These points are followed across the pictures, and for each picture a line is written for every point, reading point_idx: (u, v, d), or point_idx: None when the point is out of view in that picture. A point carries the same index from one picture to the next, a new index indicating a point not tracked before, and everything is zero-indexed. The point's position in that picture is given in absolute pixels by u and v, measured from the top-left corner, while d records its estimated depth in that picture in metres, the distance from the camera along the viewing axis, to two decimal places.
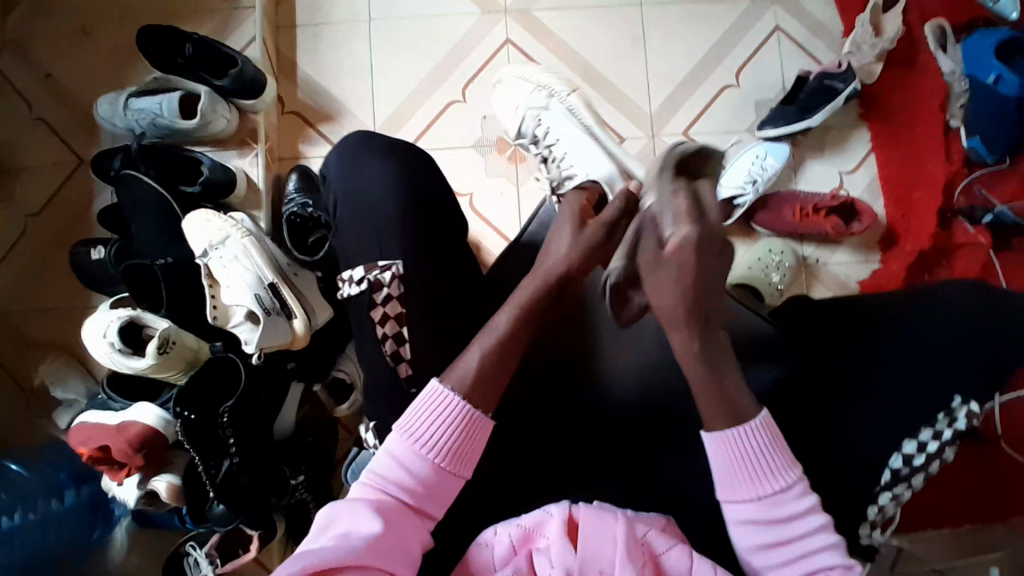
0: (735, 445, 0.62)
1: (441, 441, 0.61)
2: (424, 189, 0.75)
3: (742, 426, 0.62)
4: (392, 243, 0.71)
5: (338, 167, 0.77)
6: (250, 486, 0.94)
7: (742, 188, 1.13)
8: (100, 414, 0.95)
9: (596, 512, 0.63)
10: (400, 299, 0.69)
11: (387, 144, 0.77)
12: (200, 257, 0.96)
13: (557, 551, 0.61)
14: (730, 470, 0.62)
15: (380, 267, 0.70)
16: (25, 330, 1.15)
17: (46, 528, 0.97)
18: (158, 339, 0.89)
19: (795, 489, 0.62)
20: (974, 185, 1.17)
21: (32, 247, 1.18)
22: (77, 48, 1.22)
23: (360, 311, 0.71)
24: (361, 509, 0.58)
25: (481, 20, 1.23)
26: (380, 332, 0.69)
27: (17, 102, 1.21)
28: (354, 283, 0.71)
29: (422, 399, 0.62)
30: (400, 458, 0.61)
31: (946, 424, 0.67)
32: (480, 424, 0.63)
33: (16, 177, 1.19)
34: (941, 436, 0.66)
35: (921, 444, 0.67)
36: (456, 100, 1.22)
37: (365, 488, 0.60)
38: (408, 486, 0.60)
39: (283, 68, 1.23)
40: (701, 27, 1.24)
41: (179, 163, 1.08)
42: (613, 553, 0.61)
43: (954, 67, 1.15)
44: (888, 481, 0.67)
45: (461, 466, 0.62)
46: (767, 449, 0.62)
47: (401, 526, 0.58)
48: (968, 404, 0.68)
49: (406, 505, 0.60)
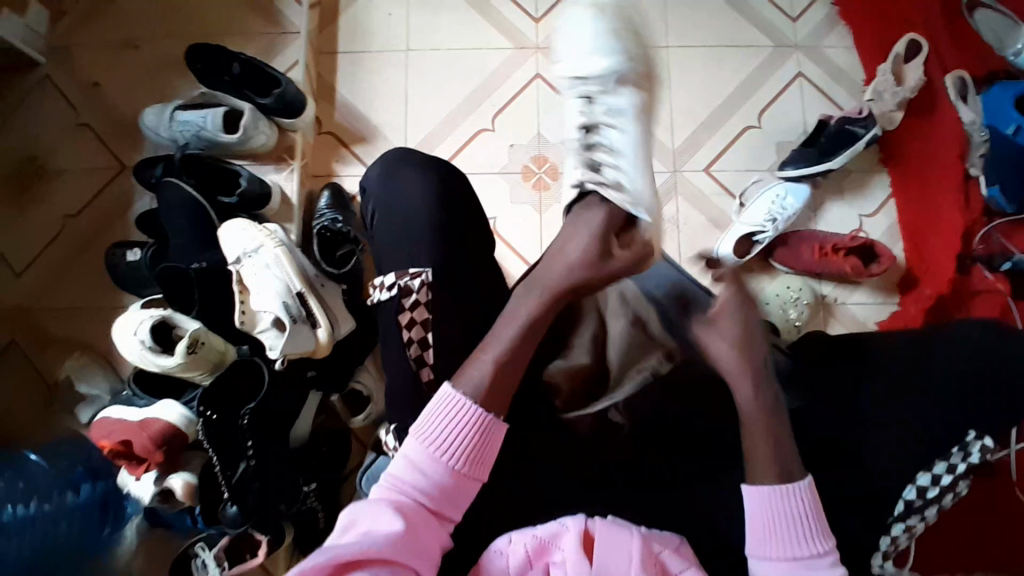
0: (778, 508, 0.65)
1: (458, 446, 0.64)
2: (457, 203, 0.78)
3: (787, 489, 0.65)
4: (422, 252, 0.73)
5: (378, 184, 0.81)
6: (263, 490, 0.95)
7: (762, 225, 1.16)
8: (123, 410, 0.97)
9: (613, 528, 0.64)
10: (428, 306, 0.70)
11: (426, 159, 0.81)
12: (234, 264, 1.00)
13: (573, 565, 0.62)
14: (766, 531, 0.65)
15: (410, 274, 0.72)
16: (56, 327, 1.19)
17: (58, 521, 0.98)
18: (188, 339, 0.91)
19: (828, 556, 0.64)
20: (993, 233, 1.18)
21: (69, 247, 1.22)
22: (129, 62, 1.29)
23: (387, 316, 0.72)
24: (382, 509, 0.61)
25: (513, 54, 1.29)
26: (405, 336, 0.70)
27: (66, 111, 1.27)
28: (384, 289, 0.72)
29: (437, 405, 0.65)
30: (417, 461, 0.63)
31: (959, 458, 0.68)
32: (494, 428, 0.65)
33: (61, 181, 1.25)
34: (955, 470, 0.67)
35: (935, 478, 0.67)
36: (486, 128, 1.26)
37: (385, 489, 0.63)
38: (425, 488, 0.63)
39: (323, 90, 1.29)
40: (725, 70, 1.28)
41: (218, 173, 1.13)
42: (627, 568, 0.61)
43: (974, 117, 1.19)
44: (900, 512, 0.67)
45: (477, 470, 0.64)
46: (808, 516, 0.65)
47: (420, 525, 0.61)
48: (984, 439, 0.68)
49: (425, 507, 0.62)
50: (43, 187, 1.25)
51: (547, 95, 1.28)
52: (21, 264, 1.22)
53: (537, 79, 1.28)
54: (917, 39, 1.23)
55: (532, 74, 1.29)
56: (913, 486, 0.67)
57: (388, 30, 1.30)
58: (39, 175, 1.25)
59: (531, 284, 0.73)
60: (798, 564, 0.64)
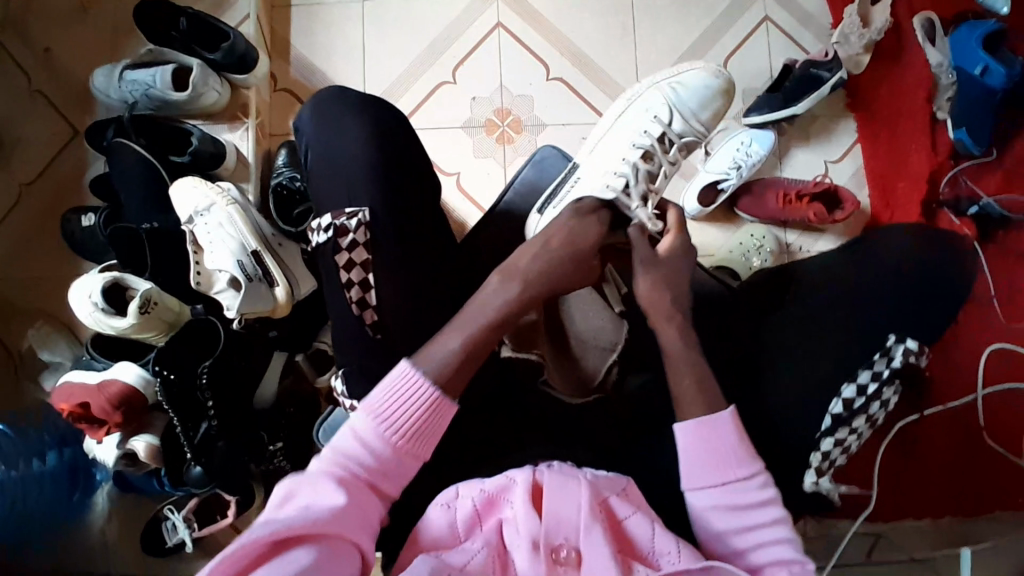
0: (707, 434, 0.66)
1: (404, 423, 0.63)
2: (400, 149, 0.76)
3: (714, 419, 0.67)
4: (361, 191, 0.73)
5: (311, 125, 0.77)
6: (228, 450, 0.96)
7: (726, 173, 1.14)
8: (82, 373, 0.96)
9: (561, 477, 0.63)
10: (367, 246, 0.71)
11: (357, 99, 0.77)
12: (185, 224, 0.97)
13: (523, 520, 0.61)
14: (697, 458, 0.66)
15: (347, 214, 0.71)
16: (15, 297, 1.17)
17: (26, 486, 0.97)
18: (139, 299, 0.90)
19: (757, 479, 0.66)
20: (960, 176, 1.17)
21: (23, 216, 1.20)
22: (74, 22, 1.24)
23: (325, 260, 0.72)
24: (323, 482, 0.59)
25: (473, 4, 1.25)
26: (345, 278, 0.70)
27: (15, 75, 1.23)
28: (322, 231, 0.72)
29: (390, 382, 0.64)
30: (363, 435, 0.62)
31: (881, 365, 0.83)
32: (445, 409, 0.64)
33: (11, 148, 1.21)
34: (877, 378, 0.83)
35: (860, 389, 0.82)
36: (447, 81, 1.23)
37: (327, 462, 0.61)
38: (368, 463, 0.62)
39: (277, 46, 1.25)
40: (691, 16, 1.25)
41: (170, 134, 1.10)
42: (577, 518, 0.61)
43: (942, 58, 1.15)
44: (831, 423, 0.82)
45: (421, 448, 0.63)
46: (733, 443, 0.66)
47: (362, 498, 0.60)
48: (902, 343, 0.85)
49: (366, 482, 0.61)
50: None
51: (509, 45, 1.24)
52: None
53: (498, 29, 1.24)
54: None
55: (494, 23, 1.24)
56: (841, 398, 0.82)
57: None
58: None
59: (506, 274, 0.71)
60: (731, 490, 0.65)
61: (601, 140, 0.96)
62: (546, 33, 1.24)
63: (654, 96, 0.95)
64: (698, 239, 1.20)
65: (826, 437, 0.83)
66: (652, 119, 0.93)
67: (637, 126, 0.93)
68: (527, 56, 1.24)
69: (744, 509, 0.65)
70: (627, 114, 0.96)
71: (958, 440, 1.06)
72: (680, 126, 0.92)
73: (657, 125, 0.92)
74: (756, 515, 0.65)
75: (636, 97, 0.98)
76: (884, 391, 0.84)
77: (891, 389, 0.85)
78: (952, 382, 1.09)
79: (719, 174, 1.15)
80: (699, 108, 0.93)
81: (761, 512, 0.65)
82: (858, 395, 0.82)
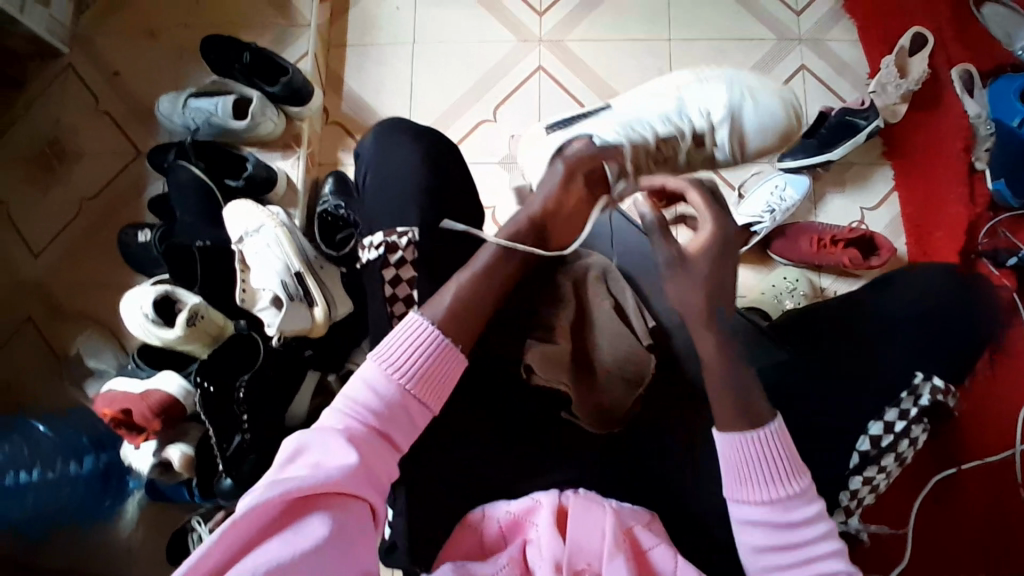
0: (746, 448, 0.64)
1: (410, 366, 0.62)
2: (449, 180, 0.81)
3: (754, 433, 0.64)
4: (411, 212, 0.77)
5: (373, 149, 0.85)
6: (257, 462, 0.98)
7: (760, 216, 1.16)
8: (127, 381, 1.00)
9: (586, 503, 0.64)
10: (413, 265, 0.74)
11: (413, 131, 0.85)
12: (237, 243, 1.03)
13: (545, 540, 0.62)
14: (736, 471, 0.64)
15: (398, 232, 0.75)
16: (66, 305, 1.23)
17: (60, 485, 1.03)
18: (187, 312, 0.94)
19: (804, 493, 0.63)
20: (998, 227, 1.17)
21: (83, 228, 1.27)
22: (145, 52, 1.34)
23: (373, 273, 0.76)
24: (332, 438, 0.57)
25: (517, 46, 1.31)
26: (390, 293, 0.73)
27: (86, 98, 1.33)
28: (373, 248, 0.76)
29: (398, 331, 0.64)
30: (374, 384, 0.61)
31: (910, 402, 0.77)
32: (454, 354, 0.65)
33: (77, 164, 1.30)
34: (906, 415, 0.76)
35: (889, 426, 0.76)
36: (488, 118, 1.28)
37: (337, 416, 0.59)
38: (375, 410, 0.60)
39: (331, 81, 1.32)
40: (727, 62, 1.28)
41: (227, 158, 1.16)
42: (601, 545, 0.61)
43: (980, 110, 1.18)
44: (857, 464, 0.75)
45: (428, 394, 0.62)
46: (782, 454, 0.63)
47: (373, 454, 0.58)
48: (931, 380, 0.79)
49: (373, 430, 0.59)
50: (60, 171, 1.30)
51: (549, 86, 1.29)
52: (38, 244, 1.27)
53: (539, 71, 1.30)
54: (923, 32, 1.22)
55: (535, 66, 1.30)
56: (864, 435, 0.76)
57: (395, 23, 1.33)
58: (59, 160, 1.30)
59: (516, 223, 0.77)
60: (776, 507, 0.63)
61: (644, 97, 0.93)
62: (585, 76, 1.29)
63: (720, 93, 0.90)
64: None
65: (853, 476, 0.75)
66: (702, 114, 0.89)
67: (685, 107, 0.90)
68: (565, 97, 1.28)
69: (787, 527, 0.63)
70: (684, 92, 0.92)
71: (996, 497, 1.03)
72: (721, 136, 0.89)
73: (700, 120, 0.89)
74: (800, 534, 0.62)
75: (705, 79, 0.92)
76: (914, 429, 0.77)
77: (920, 427, 0.78)
78: (983, 433, 1.06)
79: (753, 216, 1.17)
80: (750, 130, 0.88)
81: (807, 528, 0.63)
82: (886, 432, 0.75)
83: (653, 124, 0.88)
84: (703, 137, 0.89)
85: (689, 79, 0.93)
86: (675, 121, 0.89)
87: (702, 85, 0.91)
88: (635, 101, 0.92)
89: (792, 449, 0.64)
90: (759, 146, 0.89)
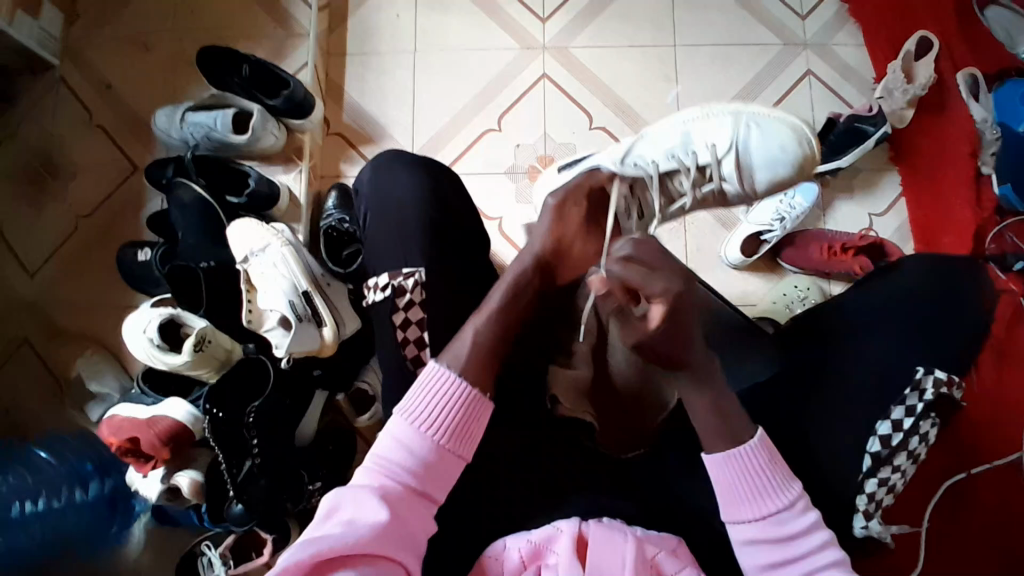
0: (735, 463, 0.64)
1: (442, 420, 0.63)
2: (452, 211, 0.83)
3: (742, 447, 0.64)
4: (417, 251, 0.78)
5: (370, 182, 0.86)
6: (269, 488, 0.95)
7: (769, 224, 1.15)
8: (132, 408, 0.98)
9: (607, 532, 0.62)
10: (421, 305, 0.76)
11: (413, 160, 0.86)
12: (242, 262, 1.01)
13: (566, 568, 0.60)
14: (733, 491, 0.64)
15: (403, 274, 0.77)
16: (64, 326, 1.21)
17: (66, 516, 1.00)
18: (194, 339, 0.93)
19: (797, 505, 0.63)
20: (1006, 232, 1.15)
21: (79, 246, 1.24)
22: (139, 64, 1.31)
23: (383, 316, 0.77)
24: (366, 497, 0.59)
25: (520, 54, 1.29)
26: (400, 336, 0.75)
27: (78, 113, 1.29)
28: (379, 290, 0.78)
29: (422, 382, 0.64)
30: (403, 441, 0.62)
31: (915, 399, 0.76)
32: (481, 406, 0.64)
33: (71, 181, 1.27)
34: (912, 412, 0.75)
35: (896, 425, 0.75)
36: (492, 128, 1.26)
37: (369, 473, 0.61)
38: (411, 468, 0.61)
39: (331, 91, 1.30)
40: (733, 68, 1.27)
41: (228, 173, 1.14)
42: (621, 574, 0.59)
43: (985, 114, 1.18)
44: (870, 466, 0.74)
45: (461, 446, 0.63)
46: (768, 467, 0.64)
47: (407, 512, 0.59)
48: (934, 373, 0.77)
49: (408, 488, 0.61)
50: (54, 188, 1.26)
51: (554, 95, 1.27)
52: (33, 264, 1.24)
53: (543, 79, 1.28)
54: (928, 36, 1.22)
55: (539, 74, 1.28)
56: (875, 436, 0.75)
57: (396, 31, 1.31)
58: (52, 176, 1.27)
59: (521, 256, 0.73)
60: (772, 521, 0.63)
61: (645, 128, 0.86)
62: (590, 84, 1.27)
63: (725, 127, 0.82)
64: (739, 289, 1.19)
65: (868, 479, 0.75)
66: (705, 147, 0.82)
67: (690, 140, 0.83)
68: (571, 106, 1.27)
69: (785, 541, 0.62)
70: (689, 125, 0.84)
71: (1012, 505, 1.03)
72: (729, 171, 0.81)
73: (705, 154, 0.82)
74: (798, 548, 0.62)
75: (712, 114, 0.84)
76: (922, 425, 0.76)
77: (929, 422, 0.78)
78: (999, 435, 1.04)
79: (763, 225, 1.16)
80: (762, 165, 0.81)
81: (805, 539, 0.62)
82: (894, 431, 0.75)
83: (655, 159, 0.82)
84: (709, 174, 0.83)
85: (696, 113, 0.85)
86: (679, 156, 0.83)
87: (712, 117, 0.84)
88: (639, 131, 0.87)
89: (777, 456, 0.65)
90: (769, 180, 0.81)
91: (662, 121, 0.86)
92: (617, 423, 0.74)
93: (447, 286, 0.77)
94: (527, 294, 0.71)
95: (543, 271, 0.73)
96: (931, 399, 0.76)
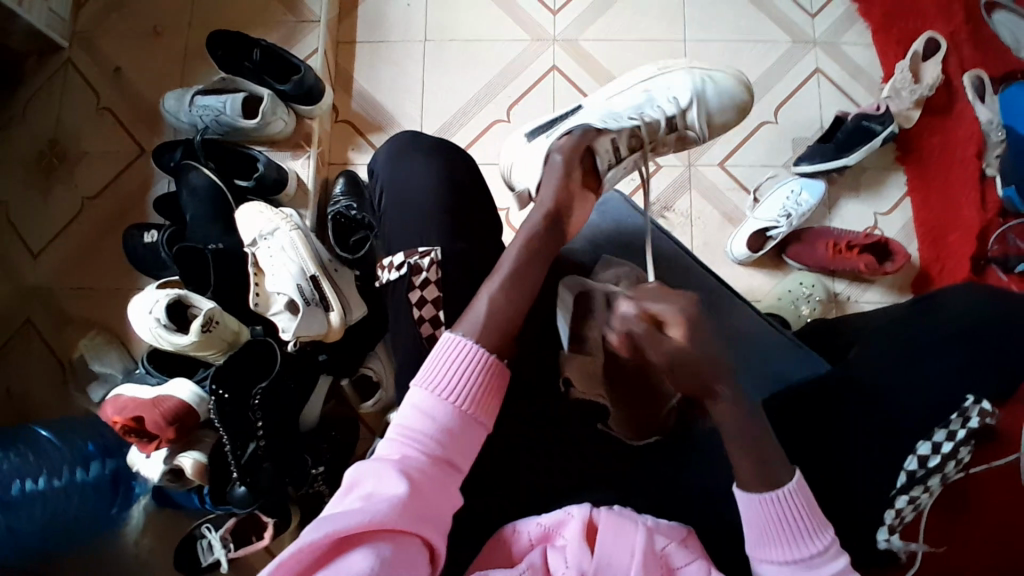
0: (769, 508, 0.64)
1: (465, 389, 0.63)
2: (464, 195, 0.83)
3: (780, 492, 0.64)
4: (428, 237, 0.79)
5: (387, 163, 0.87)
6: (273, 471, 0.96)
7: (776, 221, 1.16)
8: (136, 388, 0.98)
9: (616, 519, 0.62)
10: (437, 284, 0.76)
11: (427, 143, 0.87)
12: (250, 245, 1.01)
13: (574, 551, 0.60)
14: (764, 531, 0.64)
15: (420, 253, 0.77)
16: (65, 307, 1.20)
17: (68, 495, 1.00)
18: (203, 318, 0.92)
19: (829, 550, 0.63)
20: (1008, 234, 1.16)
21: (85, 227, 1.24)
22: (149, 47, 1.30)
23: (398, 295, 0.78)
24: (387, 470, 0.59)
25: (530, 46, 1.29)
26: (416, 314, 0.75)
27: (86, 94, 1.29)
28: (395, 268, 0.78)
29: (440, 351, 0.65)
30: (427, 410, 0.62)
31: (958, 424, 0.70)
32: (500, 372, 0.65)
33: (77, 161, 1.26)
34: (956, 437, 0.70)
35: (936, 446, 0.71)
36: (501, 119, 1.27)
37: (394, 444, 0.61)
38: (434, 437, 0.61)
39: (341, 79, 1.30)
40: (743, 65, 1.28)
41: (237, 157, 1.14)
42: (628, 563, 0.59)
43: (991, 116, 1.19)
44: (904, 483, 0.71)
45: (483, 414, 0.63)
46: (803, 515, 0.63)
47: (429, 482, 0.59)
48: (981, 403, 0.71)
49: (432, 458, 0.60)
50: (59, 169, 1.26)
51: (563, 86, 1.28)
52: (38, 244, 1.23)
53: (553, 71, 1.28)
54: (936, 37, 1.22)
55: (548, 66, 1.29)
56: (914, 455, 0.71)
57: (408, 19, 1.31)
58: (57, 157, 1.27)
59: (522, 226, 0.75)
60: (802, 566, 0.63)
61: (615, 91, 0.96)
62: (599, 77, 1.28)
63: (679, 80, 0.94)
64: (746, 283, 1.20)
65: (900, 495, 0.70)
66: (669, 100, 0.93)
67: (654, 98, 0.93)
68: (580, 98, 1.27)
69: None
70: (651, 84, 0.95)
71: None
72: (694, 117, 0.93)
73: (669, 106, 0.92)
74: None
75: (669, 71, 0.96)
76: (962, 452, 0.70)
77: (967, 449, 0.72)
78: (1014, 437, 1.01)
79: (769, 221, 1.17)
80: (717, 109, 0.94)
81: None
82: (933, 453, 0.71)
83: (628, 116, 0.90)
84: (677, 122, 0.93)
85: (651, 73, 0.96)
86: (644, 112, 0.92)
87: (665, 74, 0.95)
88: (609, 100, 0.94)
89: (816, 505, 0.64)
90: (724, 122, 0.95)
91: (615, 85, 0.97)
92: (636, 412, 0.73)
93: (457, 269, 0.77)
94: (530, 266, 0.71)
95: (542, 240, 0.73)
96: (975, 426, 0.70)
